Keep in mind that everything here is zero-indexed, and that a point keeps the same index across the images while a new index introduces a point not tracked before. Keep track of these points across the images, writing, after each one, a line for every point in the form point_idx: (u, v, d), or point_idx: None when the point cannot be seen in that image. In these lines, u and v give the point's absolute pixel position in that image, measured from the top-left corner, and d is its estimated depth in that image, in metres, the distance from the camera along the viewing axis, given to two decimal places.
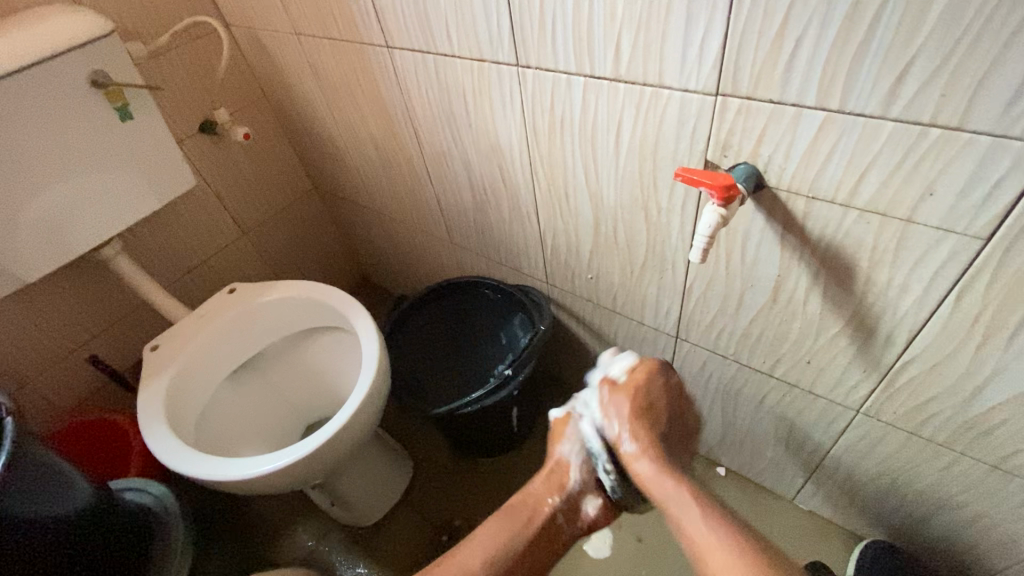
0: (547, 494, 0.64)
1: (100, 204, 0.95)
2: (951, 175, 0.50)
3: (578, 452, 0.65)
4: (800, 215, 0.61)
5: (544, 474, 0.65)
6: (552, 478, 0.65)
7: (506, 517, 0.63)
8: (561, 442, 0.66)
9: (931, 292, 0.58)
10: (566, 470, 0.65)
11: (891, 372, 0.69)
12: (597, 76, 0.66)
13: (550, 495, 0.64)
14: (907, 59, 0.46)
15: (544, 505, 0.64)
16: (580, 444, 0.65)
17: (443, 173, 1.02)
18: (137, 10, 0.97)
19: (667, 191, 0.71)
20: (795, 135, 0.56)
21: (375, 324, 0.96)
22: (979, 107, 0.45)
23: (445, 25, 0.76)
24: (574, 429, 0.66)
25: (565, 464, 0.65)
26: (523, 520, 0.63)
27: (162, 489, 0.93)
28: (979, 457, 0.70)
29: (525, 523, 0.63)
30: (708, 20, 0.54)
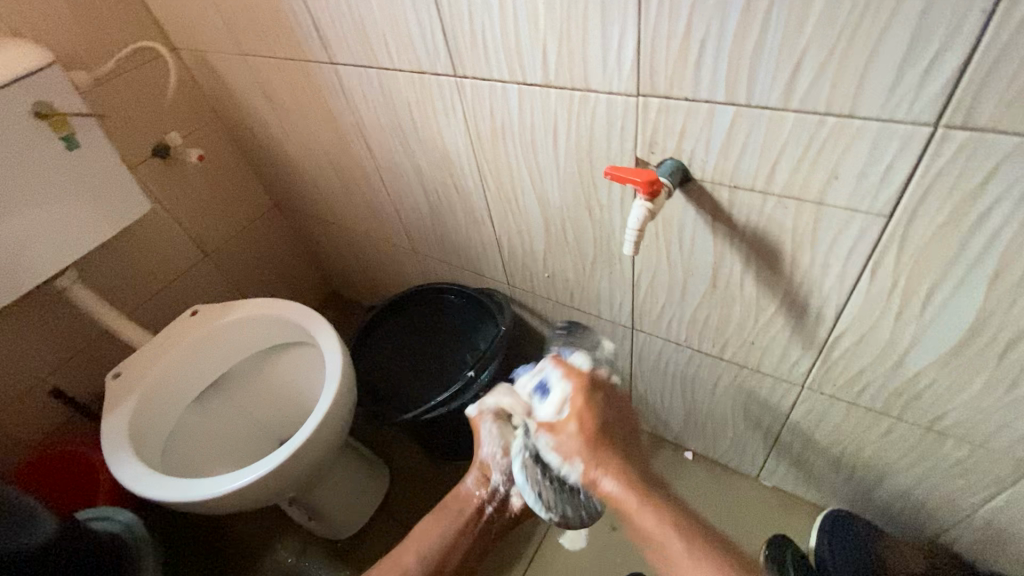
0: (475, 487, 0.78)
1: (53, 235, 0.94)
2: (850, 159, 0.54)
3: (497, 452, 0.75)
4: (726, 204, 0.65)
5: (473, 471, 0.78)
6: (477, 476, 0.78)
7: (442, 513, 0.78)
8: (481, 445, 0.76)
9: (849, 268, 0.62)
10: (486, 469, 0.77)
11: (826, 347, 0.73)
12: (529, 83, 0.69)
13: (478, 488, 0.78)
14: (798, 54, 0.50)
15: (473, 497, 0.78)
16: (498, 447, 0.75)
17: (398, 184, 1.04)
18: (78, 39, 0.97)
19: (605, 188, 0.74)
20: (711, 130, 0.59)
21: (337, 336, 0.97)
22: (865, 95, 0.49)
23: (383, 41, 0.79)
24: (487, 431, 0.76)
25: (487, 464, 0.76)
26: (455, 513, 0.78)
27: (131, 516, 0.92)
28: (913, 421, 0.74)
29: (457, 515, 0.77)
30: (622, 25, 0.57)
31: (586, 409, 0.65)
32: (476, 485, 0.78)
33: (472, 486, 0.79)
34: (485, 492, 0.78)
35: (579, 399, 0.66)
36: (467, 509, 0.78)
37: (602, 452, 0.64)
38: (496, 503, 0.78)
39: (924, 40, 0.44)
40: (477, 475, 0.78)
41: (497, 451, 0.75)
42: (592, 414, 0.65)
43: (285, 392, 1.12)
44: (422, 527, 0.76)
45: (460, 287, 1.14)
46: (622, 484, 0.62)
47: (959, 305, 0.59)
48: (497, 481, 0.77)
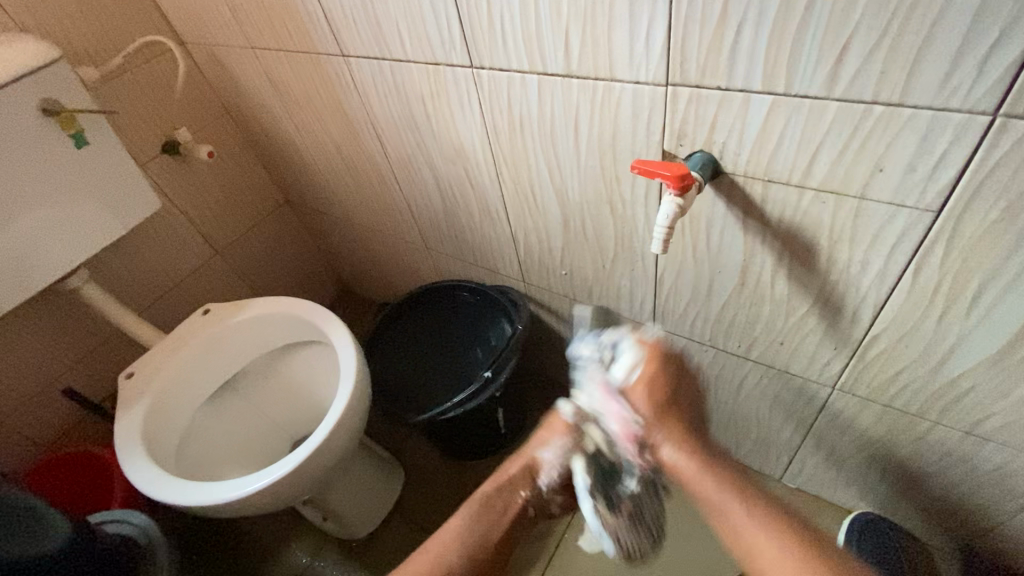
0: (520, 486, 0.66)
1: (64, 233, 0.93)
2: (896, 151, 0.50)
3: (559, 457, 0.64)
4: (759, 199, 0.62)
5: (521, 464, 0.66)
6: (522, 471, 0.66)
7: (482, 509, 0.64)
8: (544, 446, 0.65)
9: (891, 266, 0.59)
10: (539, 467, 0.66)
11: (861, 347, 0.70)
12: (551, 74, 0.66)
13: (523, 487, 0.66)
14: (846, 37, 0.46)
15: (518, 499, 0.65)
16: (563, 450, 0.64)
17: (411, 180, 1.02)
18: (86, 33, 0.95)
19: (629, 183, 0.71)
20: (746, 120, 0.56)
21: (350, 335, 0.95)
22: (917, 81, 0.46)
23: (397, 31, 0.76)
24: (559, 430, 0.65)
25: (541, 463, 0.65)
26: (498, 510, 0.64)
27: (146, 518, 0.91)
28: (953, 425, 0.71)
29: (500, 513, 0.64)
30: (652, 11, 0.54)
31: (656, 377, 0.61)
32: (523, 484, 0.66)
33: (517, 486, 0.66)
34: (531, 492, 0.66)
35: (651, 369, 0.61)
36: (513, 509, 0.64)
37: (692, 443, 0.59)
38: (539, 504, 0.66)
39: (988, 21, 0.41)
40: (523, 469, 0.66)
41: (560, 457, 0.64)
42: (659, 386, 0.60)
43: (298, 392, 1.10)
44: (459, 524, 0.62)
45: (475, 284, 1.11)
46: (678, 449, 0.58)
47: (1008, 305, 0.55)
48: (545, 485, 0.66)
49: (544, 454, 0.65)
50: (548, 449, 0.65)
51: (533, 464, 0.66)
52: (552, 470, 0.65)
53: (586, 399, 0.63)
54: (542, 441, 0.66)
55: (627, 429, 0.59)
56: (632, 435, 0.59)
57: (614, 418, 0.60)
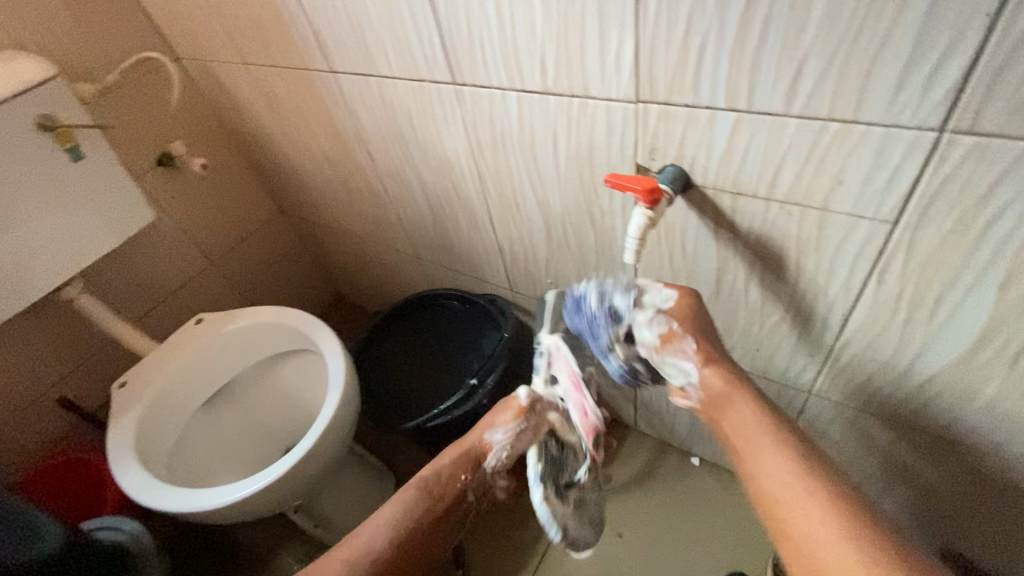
0: (458, 471, 0.75)
1: (60, 245, 0.95)
2: (854, 165, 0.53)
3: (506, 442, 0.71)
4: (729, 210, 0.64)
5: (459, 453, 0.75)
6: (466, 456, 0.75)
7: (421, 493, 0.73)
8: (494, 430, 0.71)
9: (856, 274, 0.61)
10: (484, 452, 0.73)
11: (832, 353, 0.72)
12: (529, 90, 0.68)
13: (466, 471, 0.75)
14: (800, 59, 0.49)
15: (456, 481, 0.75)
16: (512, 435, 0.70)
17: (400, 191, 1.04)
18: (82, 51, 0.98)
19: (606, 195, 0.74)
20: (712, 136, 0.58)
21: (339, 343, 0.97)
22: (868, 100, 0.48)
23: (382, 49, 0.78)
24: (511, 417, 0.70)
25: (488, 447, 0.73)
26: (434, 495, 0.74)
27: (136, 525, 0.91)
28: (924, 428, 0.73)
29: (435, 497, 0.74)
30: (620, 32, 0.56)
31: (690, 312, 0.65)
32: (465, 469, 0.75)
33: (455, 469, 0.75)
34: (470, 476, 0.75)
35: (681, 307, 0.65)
36: (448, 494, 0.74)
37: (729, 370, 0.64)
38: (475, 487, 0.76)
39: (928, 44, 0.43)
40: (467, 457, 0.75)
41: (510, 439, 0.71)
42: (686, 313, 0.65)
43: (289, 400, 1.12)
44: (397, 505, 0.72)
45: (463, 294, 1.14)
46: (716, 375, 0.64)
47: (968, 311, 0.57)
48: (489, 466, 0.74)
49: (493, 437, 0.72)
50: (495, 434, 0.72)
51: (480, 449, 0.74)
52: (498, 453, 0.72)
53: (559, 391, 0.72)
54: (495, 425, 0.72)
55: (588, 422, 0.68)
56: (591, 428, 0.68)
57: (576, 410, 0.69)
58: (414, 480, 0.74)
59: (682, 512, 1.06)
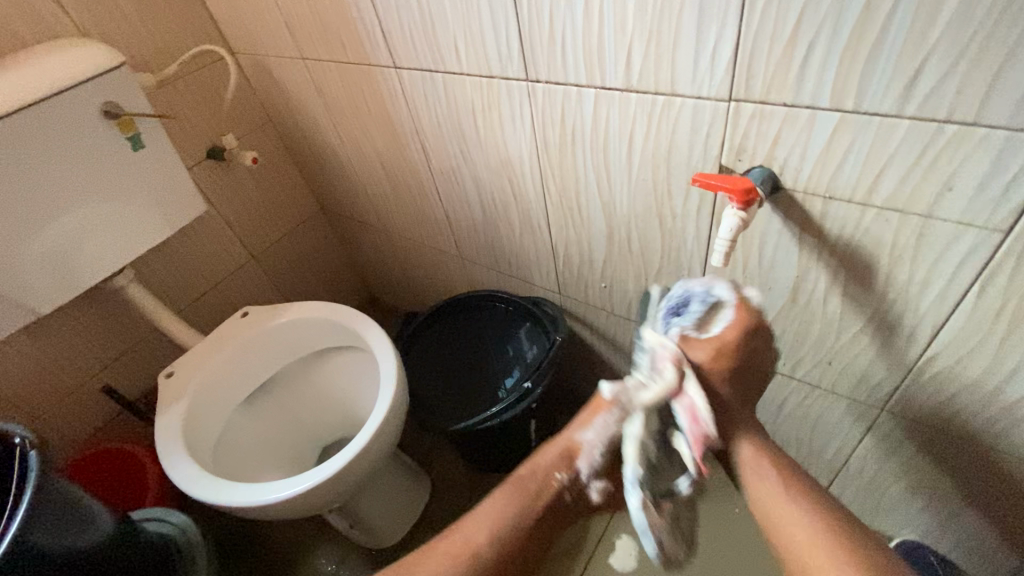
0: (557, 469, 0.71)
1: (114, 232, 0.95)
2: (968, 171, 0.50)
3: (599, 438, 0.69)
4: (818, 215, 0.62)
5: (558, 451, 0.72)
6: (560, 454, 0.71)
7: (518, 490, 0.70)
8: (586, 428, 0.70)
9: (953, 286, 0.59)
10: (577, 450, 0.70)
11: (915, 368, 0.69)
12: (608, 87, 0.67)
13: (560, 470, 0.71)
14: (921, 57, 0.47)
15: (553, 480, 0.70)
16: (606, 434, 0.69)
17: (453, 191, 1.03)
18: (145, 42, 0.98)
19: (681, 197, 0.72)
20: (810, 137, 0.56)
21: (389, 341, 0.96)
22: (994, 101, 0.46)
23: (453, 45, 0.78)
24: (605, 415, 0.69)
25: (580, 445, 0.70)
26: (533, 492, 0.70)
27: (184, 518, 0.92)
28: (1009, 450, 0.69)
29: (535, 495, 0.70)
30: (720, 26, 0.54)
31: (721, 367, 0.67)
32: (559, 469, 0.71)
33: (553, 466, 0.71)
34: (566, 477, 0.71)
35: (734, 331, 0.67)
36: (544, 492, 0.70)
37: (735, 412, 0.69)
38: (575, 491, 0.71)
39: None
40: (562, 454, 0.71)
41: (603, 438, 0.69)
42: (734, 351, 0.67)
43: (332, 398, 1.11)
44: (494, 502, 0.70)
45: (509, 295, 1.11)
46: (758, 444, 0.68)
47: None
48: (584, 469, 0.70)
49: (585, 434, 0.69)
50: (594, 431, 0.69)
51: (572, 448, 0.71)
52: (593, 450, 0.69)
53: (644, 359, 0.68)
54: (586, 424, 0.70)
55: (697, 432, 0.63)
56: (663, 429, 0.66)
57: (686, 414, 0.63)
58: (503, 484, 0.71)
59: None
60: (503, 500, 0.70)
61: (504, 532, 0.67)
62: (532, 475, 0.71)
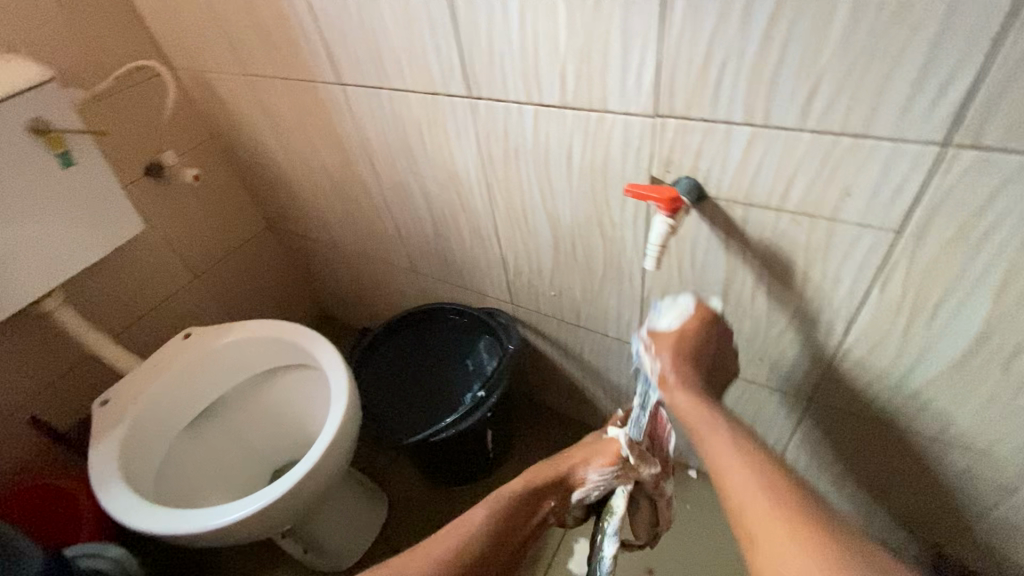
0: (549, 496, 0.72)
1: (42, 254, 0.90)
2: (862, 178, 0.56)
3: (602, 479, 0.72)
4: (740, 221, 0.67)
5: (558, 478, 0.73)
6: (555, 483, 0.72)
7: (512, 509, 0.69)
8: (594, 466, 0.72)
9: (861, 281, 0.64)
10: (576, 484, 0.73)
11: (835, 359, 0.75)
12: (546, 104, 0.70)
13: (553, 499, 0.72)
14: (816, 75, 0.52)
15: (543, 504, 0.72)
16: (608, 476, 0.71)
17: (403, 205, 1.04)
18: (76, 56, 0.95)
19: (618, 206, 0.76)
20: (728, 149, 0.61)
21: (340, 356, 0.95)
22: (879, 115, 0.52)
23: (397, 62, 0.79)
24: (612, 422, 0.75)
25: (583, 480, 0.72)
26: (526, 514, 0.70)
27: (121, 550, 0.86)
28: (921, 431, 0.75)
29: (527, 515, 0.70)
30: (643, 49, 0.59)
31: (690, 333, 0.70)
32: (553, 495, 0.73)
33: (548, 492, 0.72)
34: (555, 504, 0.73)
35: (688, 325, 0.70)
36: (536, 513, 0.71)
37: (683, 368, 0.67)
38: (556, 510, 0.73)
39: (936, 64, 0.47)
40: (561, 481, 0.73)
41: (603, 483, 0.72)
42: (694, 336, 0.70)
43: (283, 418, 1.08)
44: (492, 513, 0.68)
45: (461, 306, 1.13)
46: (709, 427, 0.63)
47: (965, 315, 0.61)
48: (576, 498, 0.74)
49: (589, 474, 0.72)
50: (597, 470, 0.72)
51: (570, 479, 0.73)
52: (590, 488, 0.72)
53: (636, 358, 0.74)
54: (591, 462, 0.73)
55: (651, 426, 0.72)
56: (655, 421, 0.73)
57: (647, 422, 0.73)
58: (489, 497, 0.69)
59: (681, 523, 1.07)
60: (500, 513, 0.68)
61: (489, 543, 0.65)
62: (527, 493, 0.71)
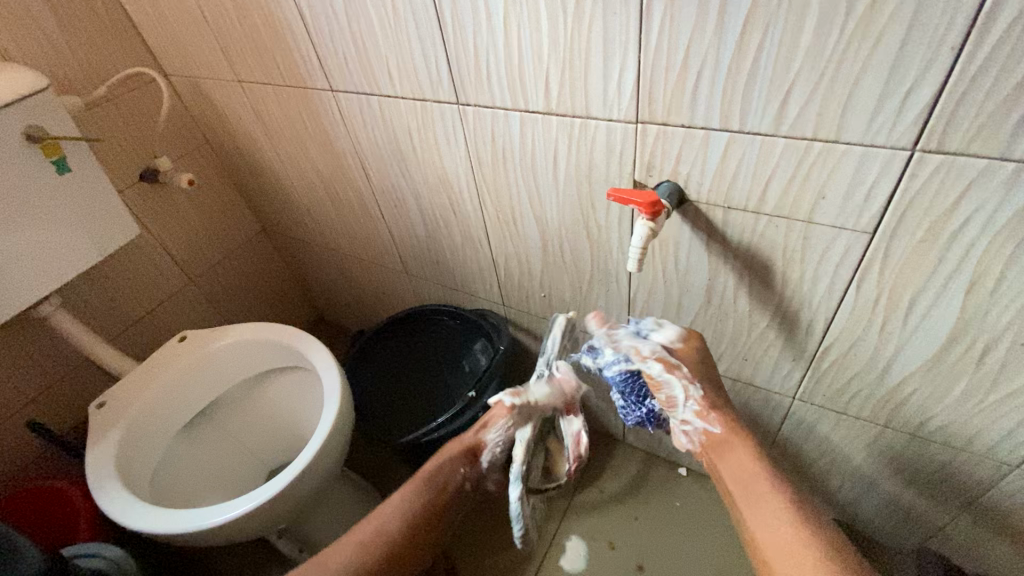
0: (459, 464, 0.78)
1: (39, 260, 0.92)
2: (835, 182, 0.58)
3: (500, 437, 0.79)
4: (720, 223, 0.69)
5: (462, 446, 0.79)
6: (458, 453, 0.79)
7: (419, 485, 0.76)
8: (490, 428, 0.79)
9: (837, 282, 0.66)
10: (478, 449, 0.79)
11: (816, 357, 0.76)
12: (532, 110, 0.72)
13: (463, 465, 0.79)
14: (789, 83, 0.54)
15: (456, 473, 0.78)
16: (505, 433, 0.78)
17: (395, 209, 1.05)
18: (71, 64, 0.97)
19: (603, 209, 0.77)
20: (707, 154, 0.63)
21: (333, 358, 0.97)
22: (849, 121, 0.54)
23: (386, 69, 0.81)
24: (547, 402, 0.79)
25: (484, 443, 0.79)
26: (436, 486, 0.76)
27: (118, 550, 0.88)
28: (900, 427, 0.77)
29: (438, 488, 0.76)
30: (623, 57, 0.61)
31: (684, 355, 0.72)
32: (461, 464, 0.79)
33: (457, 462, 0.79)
34: (469, 470, 0.79)
35: (692, 343, 0.73)
36: (450, 484, 0.77)
37: (719, 405, 0.71)
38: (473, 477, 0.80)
39: (902, 73, 0.49)
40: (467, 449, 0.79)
41: (504, 436, 0.78)
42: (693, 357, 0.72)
43: (278, 420, 1.10)
44: (402, 492, 0.75)
45: (453, 308, 1.14)
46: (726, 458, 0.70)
47: (938, 314, 0.63)
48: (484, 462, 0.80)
49: (489, 435, 0.79)
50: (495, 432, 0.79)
51: (475, 446, 0.80)
52: (493, 450, 0.79)
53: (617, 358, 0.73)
54: (489, 424, 0.79)
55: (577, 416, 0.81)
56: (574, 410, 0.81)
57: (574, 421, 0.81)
58: (405, 483, 0.76)
59: (671, 520, 1.09)
60: (409, 489, 0.75)
61: (405, 521, 0.73)
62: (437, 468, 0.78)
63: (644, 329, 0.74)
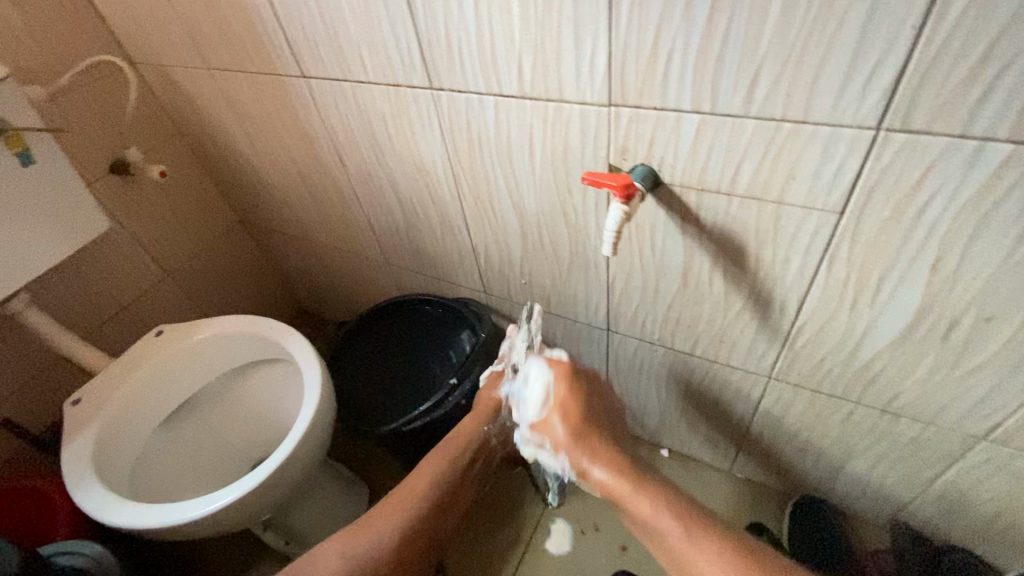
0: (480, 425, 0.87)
1: (6, 255, 0.89)
2: (805, 162, 0.59)
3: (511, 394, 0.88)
4: (694, 207, 0.69)
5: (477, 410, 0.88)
6: (487, 410, 0.88)
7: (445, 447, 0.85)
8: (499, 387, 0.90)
9: (809, 262, 0.67)
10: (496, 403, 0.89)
11: (789, 337, 0.78)
12: (506, 94, 0.72)
13: (486, 422, 0.88)
14: (757, 63, 0.54)
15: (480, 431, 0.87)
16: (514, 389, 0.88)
17: (373, 198, 1.05)
18: (32, 51, 0.93)
19: (580, 195, 0.78)
20: (679, 136, 0.63)
21: (312, 349, 0.96)
22: (817, 102, 0.54)
23: (359, 54, 0.80)
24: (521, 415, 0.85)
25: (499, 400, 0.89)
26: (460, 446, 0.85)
27: (96, 547, 0.87)
28: (871, 404, 0.79)
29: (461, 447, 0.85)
30: (594, 38, 0.60)
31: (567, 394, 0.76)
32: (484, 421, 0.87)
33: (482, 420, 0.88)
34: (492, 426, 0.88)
35: (561, 387, 0.77)
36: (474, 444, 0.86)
37: (585, 440, 0.73)
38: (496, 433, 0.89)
39: (866, 53, 0.49)
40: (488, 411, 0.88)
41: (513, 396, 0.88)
42: (576, 399, 0.76)
43: (259, 414, 1.09)
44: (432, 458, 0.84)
45: (434, 297, 1.15)
46: (608, 469, 0.71)
47: (906, 290, 0.64)
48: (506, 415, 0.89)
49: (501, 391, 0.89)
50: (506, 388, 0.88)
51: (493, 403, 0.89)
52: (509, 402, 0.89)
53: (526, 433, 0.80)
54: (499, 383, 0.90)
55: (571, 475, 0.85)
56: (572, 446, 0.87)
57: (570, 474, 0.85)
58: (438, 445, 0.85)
59: None
60: (435, 458, 0.84)
61: (439, 486, 0.81)
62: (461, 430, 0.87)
63: (524, 390, 0.81)
